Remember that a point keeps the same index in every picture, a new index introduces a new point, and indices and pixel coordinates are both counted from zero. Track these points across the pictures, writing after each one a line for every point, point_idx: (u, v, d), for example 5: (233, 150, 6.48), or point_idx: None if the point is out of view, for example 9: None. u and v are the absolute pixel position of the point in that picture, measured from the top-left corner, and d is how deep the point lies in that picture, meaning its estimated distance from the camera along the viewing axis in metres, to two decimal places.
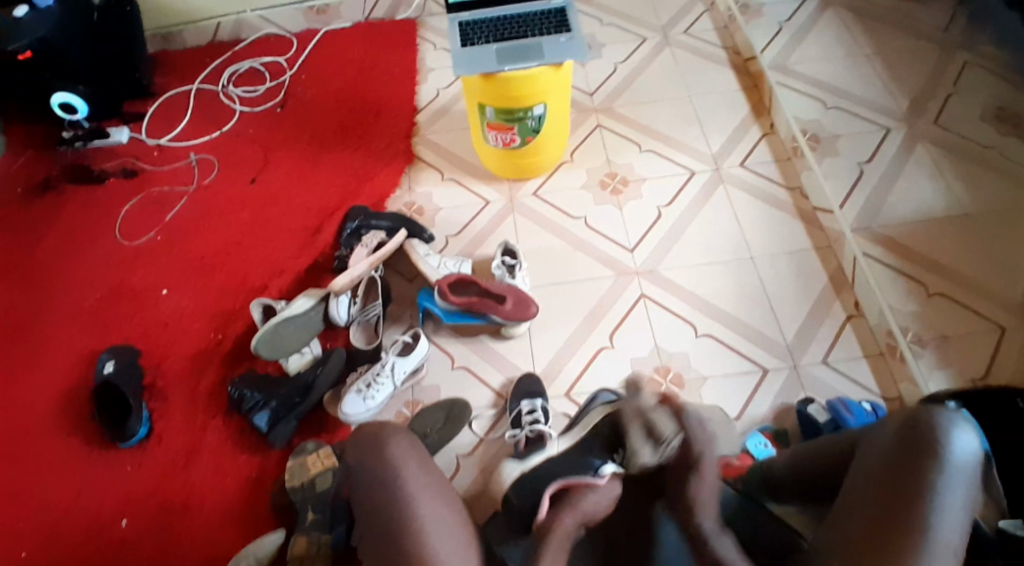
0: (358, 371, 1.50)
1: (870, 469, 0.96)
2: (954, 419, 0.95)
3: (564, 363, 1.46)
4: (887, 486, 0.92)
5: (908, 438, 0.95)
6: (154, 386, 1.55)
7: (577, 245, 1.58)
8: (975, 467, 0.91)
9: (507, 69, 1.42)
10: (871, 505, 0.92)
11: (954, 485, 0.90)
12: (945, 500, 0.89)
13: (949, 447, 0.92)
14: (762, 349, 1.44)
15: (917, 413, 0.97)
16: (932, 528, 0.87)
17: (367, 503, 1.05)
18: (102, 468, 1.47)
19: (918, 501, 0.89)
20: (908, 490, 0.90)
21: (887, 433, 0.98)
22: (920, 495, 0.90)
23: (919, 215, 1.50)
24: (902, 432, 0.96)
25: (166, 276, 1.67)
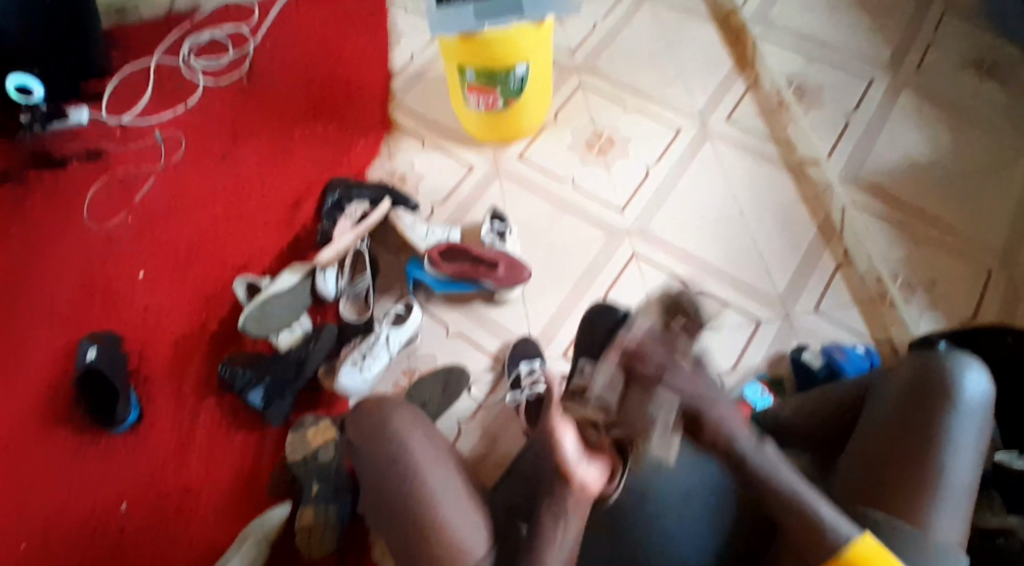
0: (350, 345, 1.47)
1: (882, 411, 1.01)
2: (964, 363, 1.00)
3: (559, 325, 1.46)
4: (902, 429, 0.97)
5: (919, 381, 1.00)
6: (140, 373, 1.50)
7: (566, 208, 1.57)
8: (985, 409, 0.97)
9: (487, 27, 1.38)
10: (886, 446, 0.97)
11: (966, 426, 0.95)
12: (960, 441, 0.94)
13: (962, 390, 0.97)
14: (754, 302, 1.45)
15: (926, 362, 1.01)
16: (948, 466, 0.93)
17: (379, 476, 1.03)
18: (95, 458, 1.44)
19: (935, 441, 0.94)
20: (923, 429, 0.95)
21: (898, 376, 1.03)
22: (935, 435, 0.95)
23: (903, 162, 1.54)
24: (913, 376, 1.01)
25: (144, 259, 1.61)
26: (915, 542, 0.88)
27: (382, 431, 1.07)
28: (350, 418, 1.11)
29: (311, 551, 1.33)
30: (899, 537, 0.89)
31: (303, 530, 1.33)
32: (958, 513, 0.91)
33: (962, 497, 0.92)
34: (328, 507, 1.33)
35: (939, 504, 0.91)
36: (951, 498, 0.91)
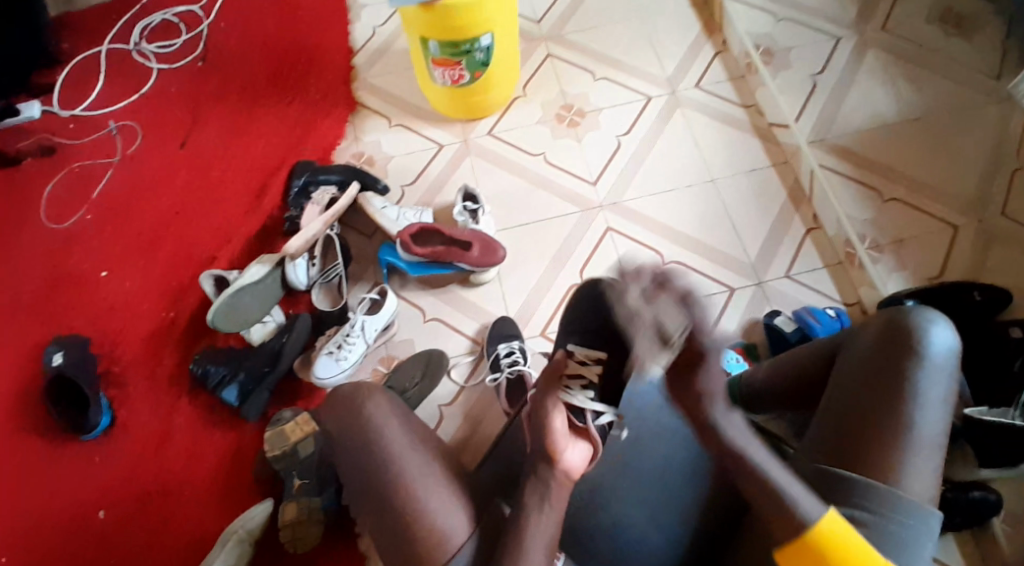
0: (326, 334, 1.46)
1: (852, 369, 1.01)
2: (931, 316, 1.00)
3: (537, 303, 1.46)
4: (871, 386, 0.97)
5: (887, 336, 1.00)
6: (111, 374, 1.47)
7: (538, 183, 1.55)
8: (953, 362, 0.97)
9: None
10: (857, 403, 0.97)
11: (934, 380, 0.96)
12: (929, 395, 0.94)
13: (929, 343, 0.97)
14: (729, 270, 1.46)
15: (893, 317, 1.01)
16: (916, 422, 0.93)
17: (361, 472, 1.02)
18: (70, 462, 1.41)
19: (904, 396, 0.94)
20: (891, 386, 0.96)
21: (866, 333, 1.02)
22: (904, 391, 0.95)
23: (871, 122, 1.53)
24: (881, 331, 1.01)
25: (106, 256, 1.56)
26: (888, 498, 0.89)
27: (356, 420, 1.05)
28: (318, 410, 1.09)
29: (297, 545, 1.34)
30: (872, 494, 0.90)
31: (287, 525, 1.33)
32: (929, 466, 0.92)
33: (933, 450, 0.93)
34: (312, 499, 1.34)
35: (910, 458, 0.92)
36: (922, 451, 0.92)
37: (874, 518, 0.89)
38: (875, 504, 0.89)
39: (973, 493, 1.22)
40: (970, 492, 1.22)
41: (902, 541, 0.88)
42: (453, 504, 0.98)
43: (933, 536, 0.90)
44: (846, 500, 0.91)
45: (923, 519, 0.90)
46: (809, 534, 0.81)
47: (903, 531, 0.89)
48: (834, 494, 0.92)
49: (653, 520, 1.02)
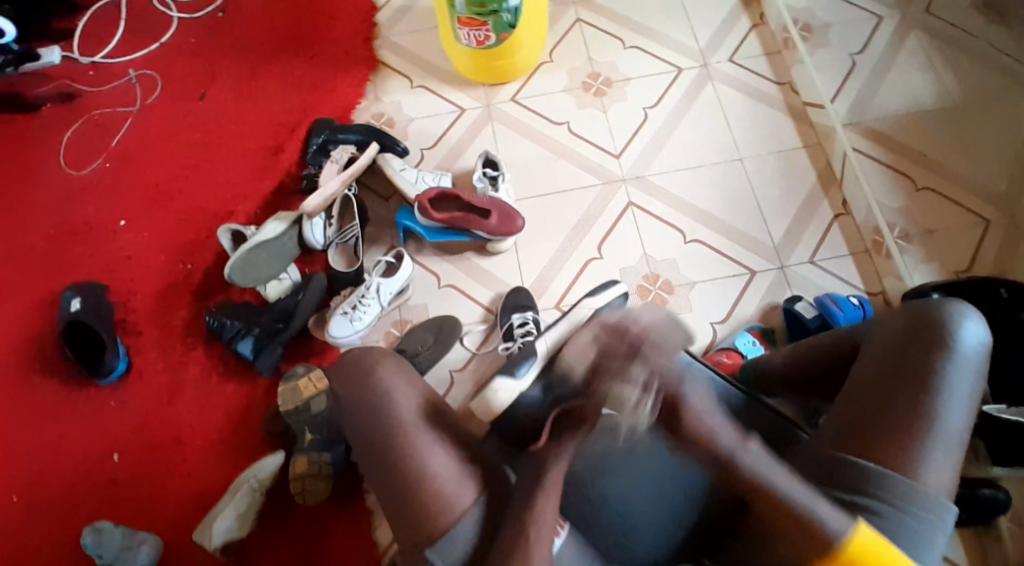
0: (342, 295, 1.45)
1: (876, 358, 0.99)
2: (962, 310, 0.99)
3: (554, 274, 1.45)
4: (896, 377, 0.96)
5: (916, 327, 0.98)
6: (125, 323, 1.48)
7: (560, 153, 1.53)
8: (982, 357, 0.96)
9: None
10: (880, 393, 0.96)
11: (961, 375, 0.95)
12: (956, 390, 0.94)
13: (960, 339, 0.96)
14: (748, 251, 1.44)
15: (925, 308, 1.00)
16: (940, 414, 0.93)
17: (367, 434, 1.03)
18: (85, 409, 1.43)
19: (930, 389, 0.94)
20: (917, 378, 0.95)
21: (893, 325, 1.01)
22: (931, 383, 0.94)
23: (907, 107, 1.47)
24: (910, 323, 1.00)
25: (123, 206, 1.56)
26: (905, 490, 0.90)
27: (366, 383, 1.06)
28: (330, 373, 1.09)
29: (305, 498, 1.36)
30: (890, 485, 0.90)
31: (296, 479, 1.36)
32: (948, 461, 0.92)
33: (954, 443, 0.92)
34: (322, 455, 1.37)
35: (931, 451, 0.91)
36: (944, 446, 0.92)
37: (889, 508, 0.90)
38: (892, 495, 0.90)
39: (982, 491, 1.23)
40: (979, 490, 1.24)
41: (914, 532, 0.90)
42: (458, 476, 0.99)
43: (944, 530, 0.91)
44: (862, 490, 0.91)
45: (938, 513, 0.90)
46: (844, 552, 0.81)
47: (916, 523, 0.90)
48: (850, 482, 0.92)
49: (660, 496, 1.01)
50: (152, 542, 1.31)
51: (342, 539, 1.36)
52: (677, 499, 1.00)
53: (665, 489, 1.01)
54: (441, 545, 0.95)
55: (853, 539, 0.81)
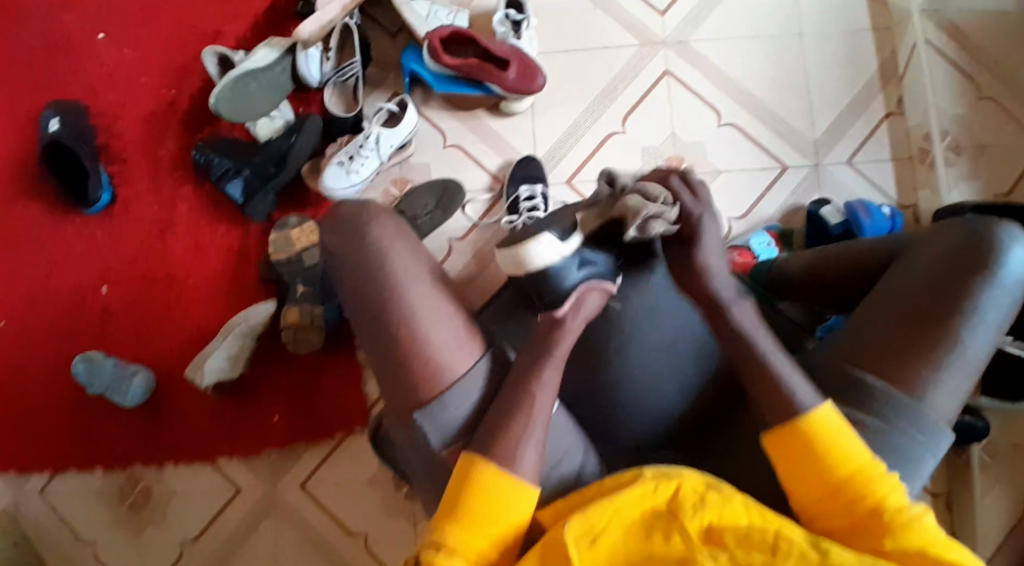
0: (336, 143, 1.33)
1: (909, 271, 0.91)
2: (1014, 233, 0.89)
3: (570, 145, 1.32)
4: (926, 293, 0.88)
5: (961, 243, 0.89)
6: (107, 149, 1.38)
7: (595, 2, 1.34)
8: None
9: None
10: (905, 307, 0.89)
11: (998, 302, 0.86)
12: (987, 316, 0.86)
13: (1004, 261, 0.87)
14: (786, 144, 1.31)
15: (974, 225, 0.90)
16: (961, 338, 0.85)
17: (357, 318, 0.95)
18: (68, 236, 1.38)
19: (957, 313, 0.86)
20: (945, 297, 0.87)
21: (939, 238, 0.92)
22: (961, 304, 0.86)
23: (993, 2, 1.32)
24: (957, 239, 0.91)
25: (99, 13, 1.40)
26: (905, 411, 0.85)
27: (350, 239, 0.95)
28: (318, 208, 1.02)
29: (297, 345, 1.32)
30: (890, 403, 0.85)
31: (287, 327, 1.31)
32: (957, 388, 0.86)
33: (968, 371, 0.86)
34: (313, 307, 1.32)
35: (941, 374, 0.85)
36: (958, 372, 0.85)
37: (883, 427, 0.85)
38: (889, 413, 0.85)
39: (964, 418, 1.26)
40: (961, 416, 1.25)
41: (904, 454, 0.85)
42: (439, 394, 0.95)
43: (936, 457, 0.86)
44: (860, 404, 0.87)
45: (933, 439, 0.85)
46: (801, 421, 0.77)
47: (907, 446, 0.85)
48: (849, 398, 0.87)
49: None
50: (144, 375, 1.32)
51: (334, 390, 1.37)
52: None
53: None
54: (432, 409, 0.87)
55: (812, 414, 0.77)
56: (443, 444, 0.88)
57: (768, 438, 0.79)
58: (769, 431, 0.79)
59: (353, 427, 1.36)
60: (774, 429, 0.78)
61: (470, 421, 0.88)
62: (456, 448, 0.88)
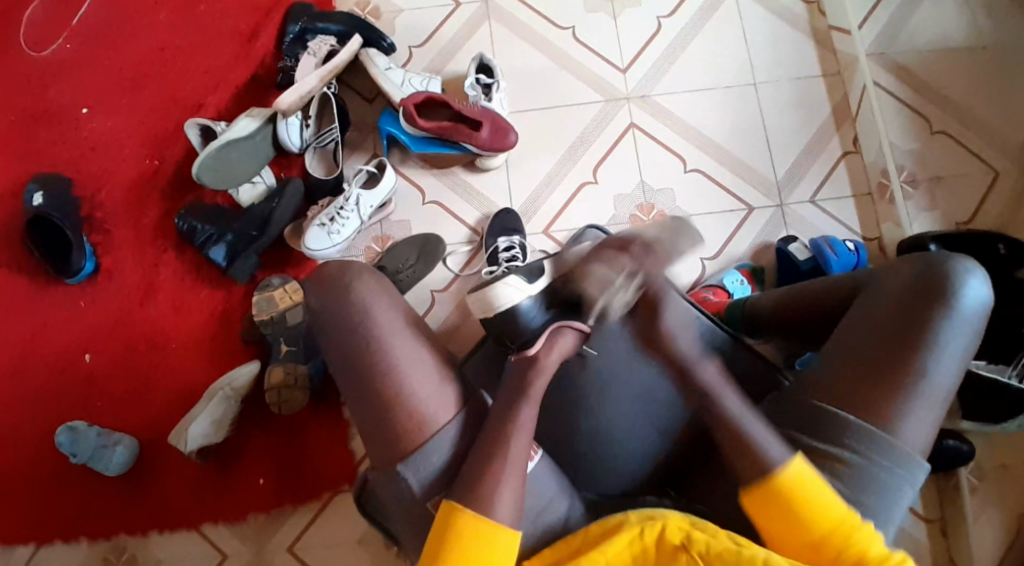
0: (320, 205, 1.37)
1: (876, 307, 0.98)
2: (966, 267, 0.97)
3: (546, 196, 1.38)
4: (891, 333, 0.95)
5: (917, 283, 0.96)
6: (91, 219, 1.41)
7: (562, 62, 1.42)
8: (980, 317, 0.95)
9: None
10: (873, 349, 0.95)
11: (955, 335, 0.94)
12: (947, 350, 0.93)
13: (960, 297, 0.95)
14: (749, 186, 1.37)
15: (929, 261, 0.98)
16: (928, 371, 0.92)
17: (352, 372, 1.01)
18: (53, 305, 1.39)
19: (922, 346, 0.93)
20: (911, 332, 0.94)
21: (896, 279, 0.99)
22: (925, 337, 0.93)
23: (938, 43, 1.39)
24: (913, 278, 0.98)
25: (84, 89, 1.45)
26: (882, 444, 0.91)
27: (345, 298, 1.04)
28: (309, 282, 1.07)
29: (283, 408, 1.33)
30: (866, 437, 0.91)
31: (271, 388, 1.33)
32: (929, 417, 0.92)
33: (938, 401, 0.92)
34: (297, 366, 1.34)
35: (914, 406, 0.92)
36: (926, 405, 0.92)
37: (863, 461, 0.91)
38: (867, 447, 0.91)
39: (948, 442, 1.26)
40: (945, 441, 1.26)
41: (885, 486, 0.90)
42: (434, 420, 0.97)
43: (914, 485, 0.92)
44: (838, 441, 0.92)
45: (909, 469, 0.91)
46: (778, 482, 0.84)
47: (888, 478, 0.91)
48: (830, 432, 0.93)
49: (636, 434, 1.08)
50: (128, 442, 1.31)
51: (324, 446, 1.36)
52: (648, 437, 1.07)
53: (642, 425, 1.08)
54: (414, 459, 0.95)
55: (789, 469, 0.84)
56: (422, 492, 0.96)
57: (747, 497, 0.86)
58: (748, 491, 0.85)
59: (341, 485, 1.34)
60: (750, 482, 0.85)
61: (447, 468, 0.96)
62: (436, 499, 0.95)
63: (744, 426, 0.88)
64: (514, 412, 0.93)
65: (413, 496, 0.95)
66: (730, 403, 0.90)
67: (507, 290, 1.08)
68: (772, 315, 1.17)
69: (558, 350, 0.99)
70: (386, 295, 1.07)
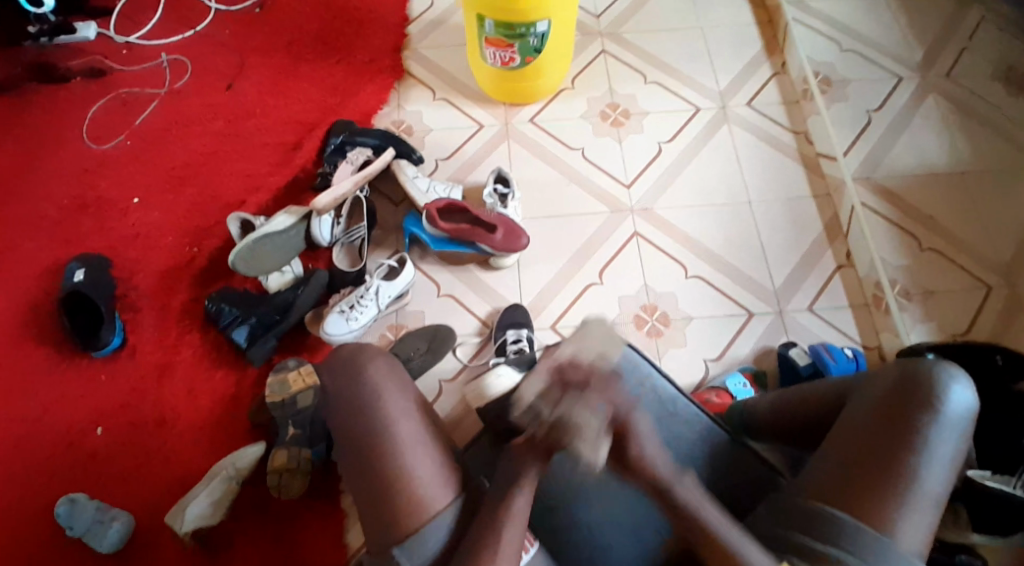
0: (341, 293, 1.46)
1: (865, 409, 0.98)
2: (950, 372, 0.98)
3: (553, 295, 1.45)
4: (880, 437, 0.94)
5: (902, 387, 0.97)
6: (126, 298, 1.50)
7: (571, 176, 1.56)
8: (966, 423, 0.95)
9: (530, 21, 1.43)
10: (865, 453, 0.94)
11: (943, 438, 0.94)
12: (935, 451, 0.93)
13: (946, 403, 0.95)
14: (748, 293, 1.44)
15: (914, 365, 0.99)
16: (919, 475, 0.92)
17: (352, 438, 1.01)
18: (74, 376, 1.45)
19: (912, 450, 0.93)
20: (900, 437, 0.94)
21: (880, 383, 0.99)
22: (914, 442, 0.93)
23: (921, 167, 1.52)
24: (897, 381, 0.98)
25: (139, 184, 1.61)
26: (878, 545, 0.89)
27: (356, 378, 1.04)
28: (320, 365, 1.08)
29: (281, 492, 1.33)
30: (862, 538, 0.90)
31: (274, 471, 1.33)
32: (922, 522, 0.91)
33: (930, 505, 0.91)
34: (302, 450, 1.34)
35: (907, 511, 0.91)
36: (921, 506, 0.91)
37: (862, 563, 0.89)
38: (864, 549, 0.89)
39: (959, 556, 1.17)
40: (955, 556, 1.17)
41: None
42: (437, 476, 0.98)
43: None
44: (835, 541, 0.90)
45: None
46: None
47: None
48: (824, 534, 0.91)
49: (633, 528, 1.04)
50: (124, 519, 1.29)
51: (319, 534, 1.32)
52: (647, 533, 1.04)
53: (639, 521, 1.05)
54: (410, 546, 0.94)
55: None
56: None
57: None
58: None
59: None
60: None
61: (446, 551, 0.95)
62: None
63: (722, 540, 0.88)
64: (510, 491, 0.94)
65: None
66: (704, 515, 0.90)
67: (510, 380, 1.04)
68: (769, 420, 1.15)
69: (546, 446, 0.96)
70: (398, 376, 1.07)
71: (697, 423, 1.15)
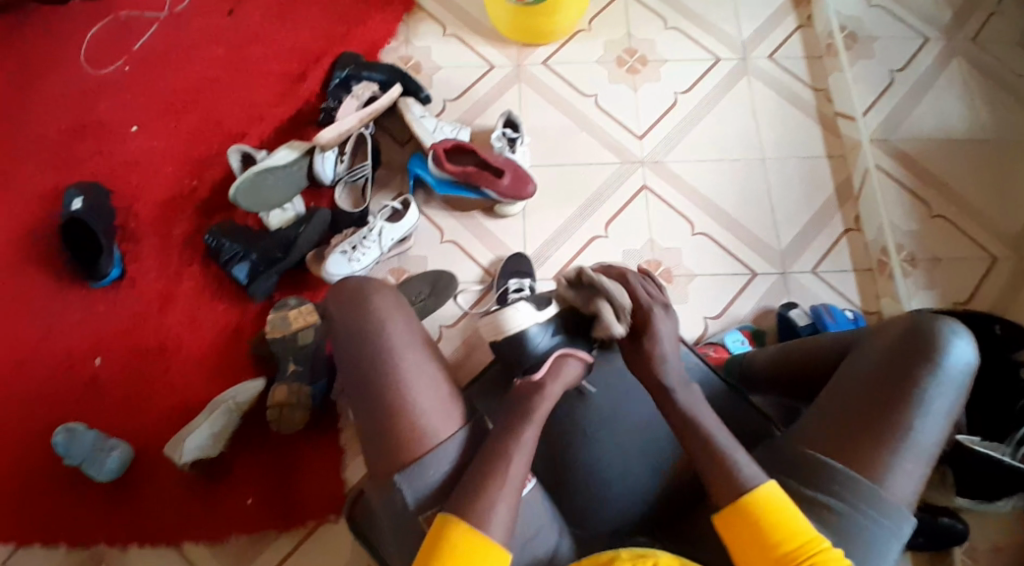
0: (343, 234, 1.43)
1: (864, 362, 0.95)
2: (951, 328, 0.94)
3: (557, 245, 1.44)
4: (878, 388, 0.91)
5: (903, 340, 0.94)
6: (125, 229, 1.48)
7: (582, 124, 1.52)
8: (966, 378, 0.91)
9: None
10: (862, 404, 0.91)
11: (944, 393, 0.90)
12: (933, 405, 0.89)
13: (947, 356, 0.91)
14: (752, 252, 1.43)
15: (917, 319, 0.95)
16: (915, 426, 0.88)
17: (357, 377, 0.98)
18: (72, 306, 1.44)
19: (909, 402, 0.89)
20: (898, 388, 0.90)
21: (884, 337, 0.96)
22: (912, 392, 0.90)
23: (939, 132, 1.49)
24: (899, 336, 0.95)
25: (137, 111, 1.57)
26: (869, 493, 0.86)
27: (362, 311, 1.01)
28: (329, 292, 1.06)
29: (281, 425, 1.32)
30: (852, 484, 0.87)
31: (274, 406, 1.31)
32: (915, 473, 0.88)
33: (924, 457, 0.88)
34: (303, 388, 1.32)
35: (899, 461, 0.88)
36: (914, 457, 0.88)
37: (848, 508, 0.86)
38: (854, 496, 0.87)
39: (942, 519, 1.18)
40: (938, 518, 1.18)
41: (872, 537, 0.86)
42: (439, 405, 0.95)
43: (902, 540, 0.87)
44: (826, 488, 0.88)
45: (898, 521, 0.87)
46: (749, 500, 0.83)
47: (875, 529, 0.86)
48: (817, 481, 0.89)
49: (628, 478, 1.05)
50: (122, 449, 1.30)
51: (315, 472, 1.33)
52: (640, 477, 1.04)
53: (634, 473, 1.05)
54: (412, 470, 0.92)
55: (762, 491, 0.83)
56: (416, 505, 0.92)
57: (719, 517, 0.85)
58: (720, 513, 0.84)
59: (328, 513, 1.31)
60: (723, 506, 0.84)
61: (441, 488, 0.92)
62: (429, 514, 0.92)
63: (710, 479, 0.86)
64: (510, 437, 0.92)
65: (405, 510, 0.92)
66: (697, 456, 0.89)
67: (518, 314, 1.02)
68: (769, 370, 1.14)
69: (561, 380, 0.97)
70: (403, 313, 1.04)
71: (693, 370, 1.12)
